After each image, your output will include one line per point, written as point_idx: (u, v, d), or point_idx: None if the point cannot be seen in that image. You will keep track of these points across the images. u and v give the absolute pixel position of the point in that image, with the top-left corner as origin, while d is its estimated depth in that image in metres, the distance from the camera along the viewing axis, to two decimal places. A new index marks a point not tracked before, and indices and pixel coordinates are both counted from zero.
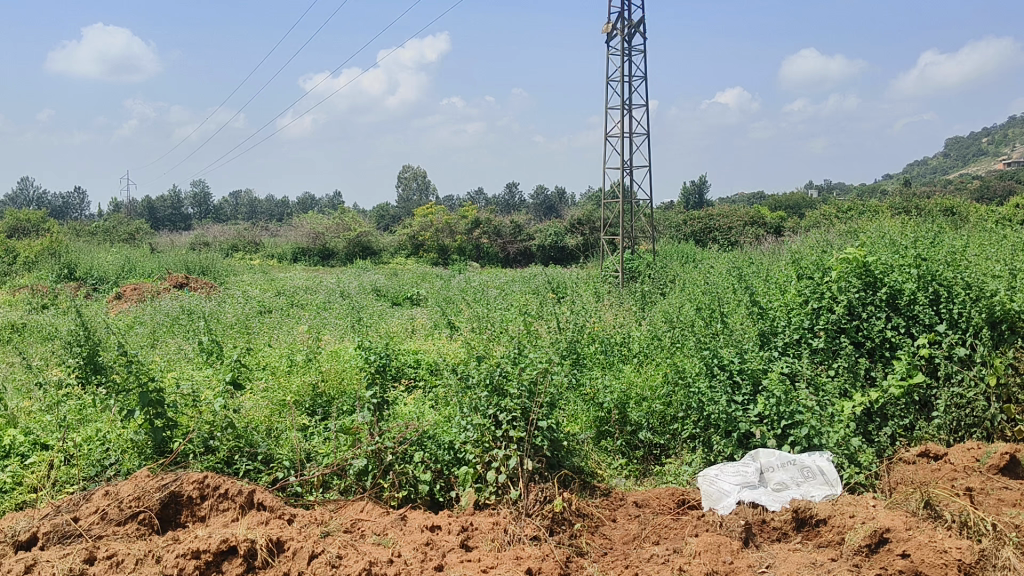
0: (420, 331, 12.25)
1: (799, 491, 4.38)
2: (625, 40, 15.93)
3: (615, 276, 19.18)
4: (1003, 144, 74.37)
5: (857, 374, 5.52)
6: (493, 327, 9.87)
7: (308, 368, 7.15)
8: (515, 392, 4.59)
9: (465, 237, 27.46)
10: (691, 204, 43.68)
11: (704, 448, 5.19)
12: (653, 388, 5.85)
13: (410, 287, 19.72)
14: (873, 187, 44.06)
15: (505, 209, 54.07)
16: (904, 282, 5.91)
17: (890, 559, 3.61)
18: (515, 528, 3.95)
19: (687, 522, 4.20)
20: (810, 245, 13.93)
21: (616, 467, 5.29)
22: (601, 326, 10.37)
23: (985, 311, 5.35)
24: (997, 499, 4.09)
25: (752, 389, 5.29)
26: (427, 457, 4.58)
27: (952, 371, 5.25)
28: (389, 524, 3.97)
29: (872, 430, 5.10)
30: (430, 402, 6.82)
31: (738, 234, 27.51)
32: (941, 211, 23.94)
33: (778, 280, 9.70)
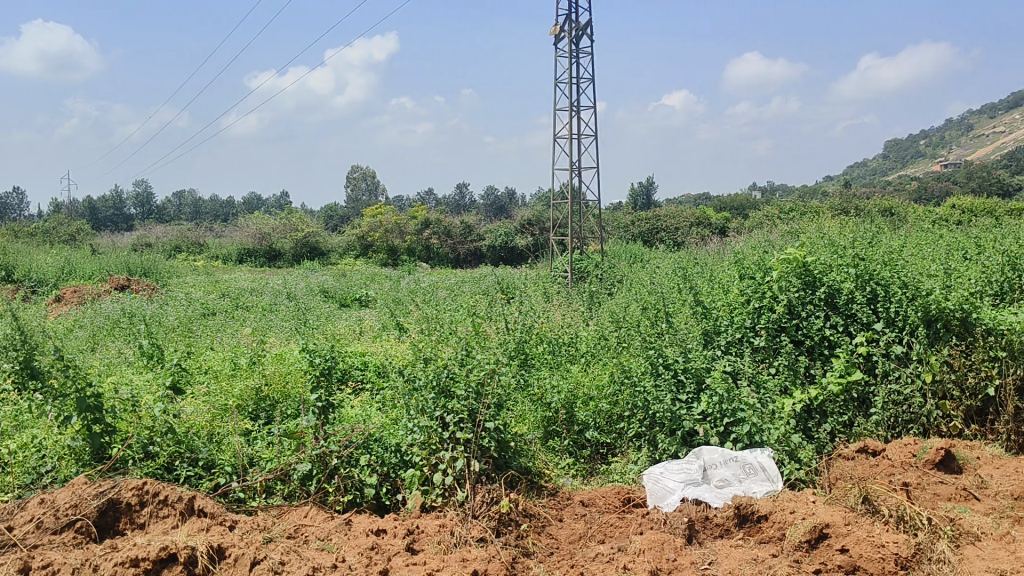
0: (368, 333, 12.16)
1: (740, 488, 4.42)
2: (573, 43, 16.21)
3: (564, 276, 19.30)
4: (940, 146, 76.54)
5: (797, 372, 5.60)
6: (441, 328, 9.86)
7: (252, 371, 7.00)
8: (463, 393, 4.57)
9: (414, 238, 27.30)
10: (639, 204, 44.14)
11: (650, 447, 5.24)
12: (599, 387, 5.90)
13: (359, 288, 19.57)
14: (814, 188, 45.09)
15: (455, 209, 54.02)
16: (842, 281, 5.94)
17: (829, 554, 3.65)
18: (461, 530, 3.93)
19: (631, 521, 4.22)
20: (753, 245, 14.19)
21: (563, 467, 5.29)
22: (548, 326, 10.44)
23: (920, 310, 5.50)
24: (932, 493, 4.27)
25: (696, 388, 5.33)
26: (374, 460, 4.54)
27: (889, 369, 5.38)
28: (334, 529, 3.92)
29: (812, 427, 5.19)
30: (378, 405, 6.73)
31: (685, 234, 27.86)
32: (879, 212, 24.56)
33: (722, 279, 9.82)
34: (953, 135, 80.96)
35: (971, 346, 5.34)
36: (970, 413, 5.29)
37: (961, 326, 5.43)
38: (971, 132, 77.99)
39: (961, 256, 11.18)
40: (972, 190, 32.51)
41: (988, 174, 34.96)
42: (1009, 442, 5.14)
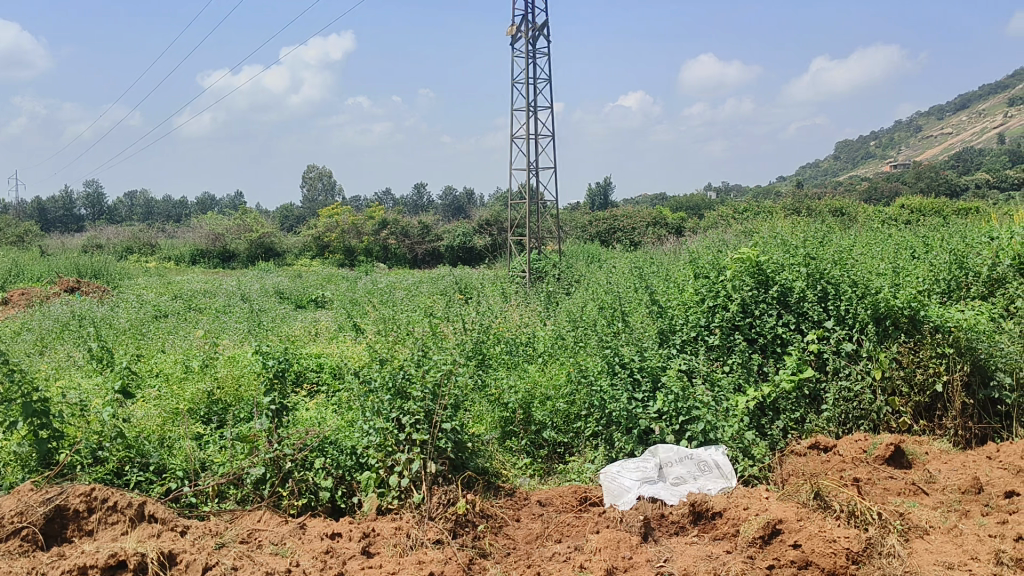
0: (324, 334, 12.00)
1: (696, 485, 4.44)
2: (530, 44, 16.26)
3: (522, 276, 19.26)
4: (891, 147, 77.97)
5: (750, 369, 5.63)
6: (397, 329, 9.77)
7: (204, 374, 6.84)
8: (419, 394, 4.47)
9: (371, 238, 27.06)
10: (596, 205, 44.24)
11: (607, 445, 5.24)
12: (557, 386, 5.88)
13: (315, 288, 19.35)
14: (770, 188, 45.63)
15: (413, 209, 53.72)
16: (793, 280, 5.97)
17: (782, 550, 3.64)
18: (416, 532, 3.87)
19: (589, 519, 4.21)
20: (708, 245, 14.30)
21: (520, 467, 5.25)
22: (505, 326, 10.39)
23: (869, 308, 5.47)
24: (882, 488, 4.35)
25: (652, 386, 5.33)
26: (329, 463, 4.45)
27: (839, 366, 5.44)
28: (288, 533, 3.84)
29: (765, 425, 5.21)
30: (334, 407, 6.62)
31: (642, 235, 28.01)
32: (831, 212, 24.95)
33: (677, 279, 9.85)
34: (903, 136, 82.54)
35: (919, 343, 5.37)
36: (919, 409, 5.35)
37: (909, 324, 5.44)
38: (920, 133, 79.63)
39: (910, 254, 11.38)
40: (921, 191, 33.16)
41: (937, 175, 35.66)
42: (957, 437, 5.21)
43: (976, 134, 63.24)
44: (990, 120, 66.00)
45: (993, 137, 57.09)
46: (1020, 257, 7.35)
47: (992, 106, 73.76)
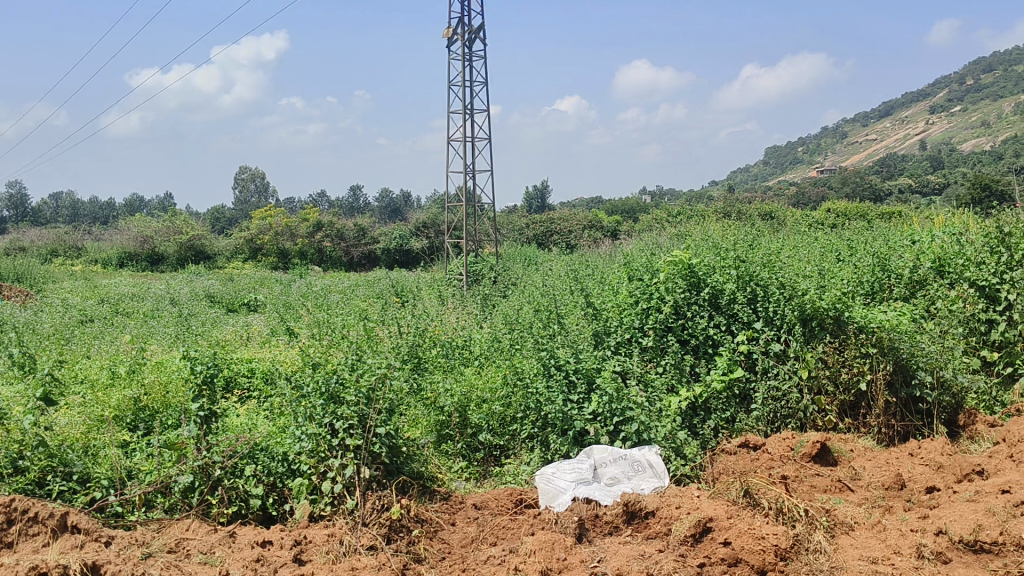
0: (256, 339, 11.76)
1: (630, 485, 4.46)
2: (464, 46, 16.29)
3: (459, 278, 19.13)
4: (818, 151, 79.98)
5: (683, 370, 5.68)
6: (331, 334, 9.63)
7: (130, 380, 6.60)
8: (352, 399, 4.34)
9: (306, 241, 26.53)
10: (533, 209, 44.32)
11: (541, 447, 5.25)
12: (492, 389, 5.87)
13: (247, 292, 18.96)
14: (701, 193, 46.38)
15: (349, 212, 53.09)
16: (724, 282, 5.97)
17: (713, 547, 3.64)
18: (351, 538, 3.82)
19: (523, 522, 4.17)
20: (641, 249, 14.47)
21: (456, 470, 5.23)
22: (441, 329, 10.32)
23: (796, 309, 5.63)
24: (809, 486, 4.44)
25: (587, 388, 5.33)
26: (259, 470, 4.36)
27: (768, 365, 5.54)
28: (217, 541, 3.75)
29: (697, 424, 5.30)
30: (266, 414, 6.45)
31: (578, 238, 28.20)
32: (760, 216, 25.45)
33: (611, 282, 9.92)
34: (830, 142, 84.69)
35: (844, 343, 5.51)
36: (844, 407, 5.46)
37: (834, 324, 5.58)
38: (846, 139, 81.88)
39: (835, 257, 11.67)
40: (847, 196, 34.12)
41: (860, 180, 36.69)
42: (880, 434, 5.35)
43: (899, 140, 65.30)
44: (912, 127, 68.24)
45: (915, 143, 59.06)
46: (939, 260, 7.40)
47: (914, 113, 76.27)
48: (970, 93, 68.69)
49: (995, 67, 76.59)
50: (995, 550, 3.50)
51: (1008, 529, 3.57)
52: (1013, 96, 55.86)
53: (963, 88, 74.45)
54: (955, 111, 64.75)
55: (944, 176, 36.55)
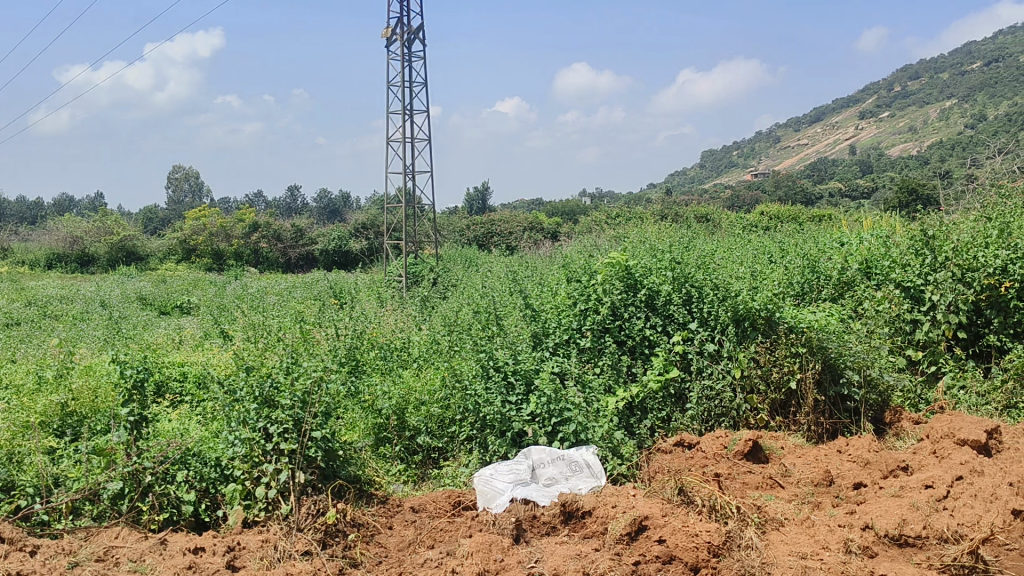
0: (189, 342, 11.51)
1: (567, 485, 4.47)
2: (404, 46, 16.21)
3: (399, 280, 19.00)
4: (754, 155, 81.54)
5: (620, 370, 5.70)
6: (267, 337, 9.49)
7: (57, 385, 6.38)
8: (288, 402, 4.30)
9: (241, 241, 25.93)
10: (474, 211, 44.24)
11: (480, 449, 5.23)
12: (430, 392, 5.73)
13: (180, 294, 18.57)
14: (639, 196, 46.88)
15: (287, 212, 52.38)
16: (660, 284, 6.05)
17: (648, 546, 3.67)
18: (285, 543, 3.74)
19: (461, 524, 4.14)
20: (580, 250, 14.59)
21: (393, 473, 5.19)
22: (380, 331, 10.24)
23: (730, 310, 5.75)
24: (741, 483, 4.52)
25: (525, 389, 5.41)
26: (192, 475, 4.21)
27: (702, 365, 5.64)
28: (147, 549, 3.62)
29: (634, 423, 5.32)
30: (198, 419, 6.31)
31: (518, 240, 28.29)
32: (697, 218, 25.87)
33: (549, 284, 9.96)
34: (765, 145, 86.47)
35: (775, 342, 5.64)
36: (775, 405, 5.58)
37: (766, 324, 5.73)
38: (780, 143, 83.66)
39: (766, 259, 11.93)
40: (779, 199, 34.81)
41: (794, 185, 37.61)
42: (811, 432, 5.44)
43: (830, 145, 67.04)
44: (842, 133, 70.04)
45: (845, 149, 60.74)
46: (866, 261, 7.64)
47: (844, 119, 78.27)
48: (898, 100, 70.88)
49: (921, 74, 79.01)
50: (919, 544, 3.65)
51: (930, 524, 3.73)
52: (938, 103, 57.69)
53: (891, 94, 76.61)
54: (884, 117, 66.62)
55: (872, 180, 37.60)
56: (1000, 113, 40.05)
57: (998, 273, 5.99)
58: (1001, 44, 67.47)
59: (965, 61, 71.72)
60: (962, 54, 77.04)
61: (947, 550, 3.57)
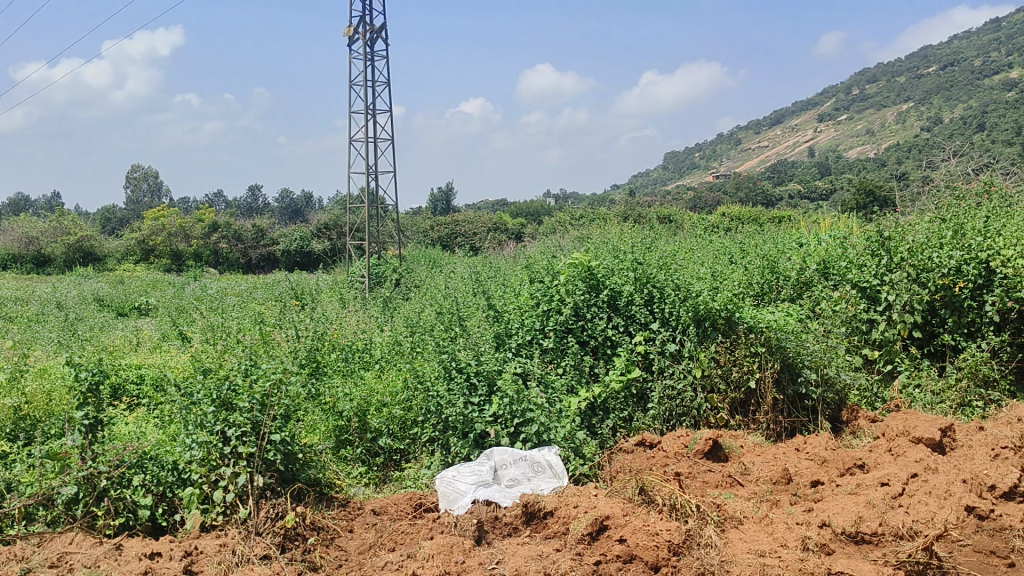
0: (147, 344, 11.27)
1: (529, 485, 4.43)
2: (366, 44, 16.06)
3: (362, 280, 18.82)
4: (716, 157, 82.29)
5: (582, 370, 5.65)
6: (226, 338, 9.32)
7: (8, 388, 6.19)
8: (246, 405, 4.15)
9: (201, 241, 25.50)
10: (438, 211, 44.06)
11: (442, 450, 5.13)
12: (393, 393, 5.64)
13: (138, 295, 18.22)
14: (601, 197, 47.06)
15: (248, 212, 51.76)
16: (622, 284, 6.04)
17: (609, 545, 3.64)
18: (243, 548, 3.60)
19: (422, 526, 4.00)
20: (543, 250, 14.58)
21: (355, 475, 5.02)
22: (341, 332, 10.10)
23: (691, 311, 5.69)
24: (701, 482, 4.47)
25: (488, 390, 5.29)
26: (148, 479, 4.03)
27: (664, 365, 5.61)
28: (102, 555, 3.48)
29: (596, 423, 5.29)
30: (155, 422, 6.16)
31: (482, 240, 28.23)
32: (659, 219, 26.03)
33: (513, 284, 9.91)
34: (727, 147, 87.31)
35: (735, 342, 5.62)
36: (735, 404, 5.55)
37: (726, 324, 5.70)
38: (742, 145, 84.53)
39: (727, 259, 12.01)
40: (740, 200, 35.13)
41: (754, 186, 38.00)
42: (769, 430, 5.44)
43: (790, 147, 67.85)
44: (802, 136, 70.95)
45: (805, 151, 61.52)
46: (824, 262, 7.58)
47: (804, 122, 79.31)
48: (856, 102, 71.98)
49: (878, 78, 80.31)
50: (876, 541, 3.62)
51: (886, 521, 3.70)
52: (895, 106, 58.68)
53: (849, 98, 77.83)
54: (843, 120, 67.63)
55: (831, 181, 38.08)
56: (954, 116, 40.86)
57: (952, 274, 6.07)
58: (955, 49, 68.86)
59: (921, 65, 73.06)
60: (918, 58, 78.47)
61: (902, 547, 3.54)
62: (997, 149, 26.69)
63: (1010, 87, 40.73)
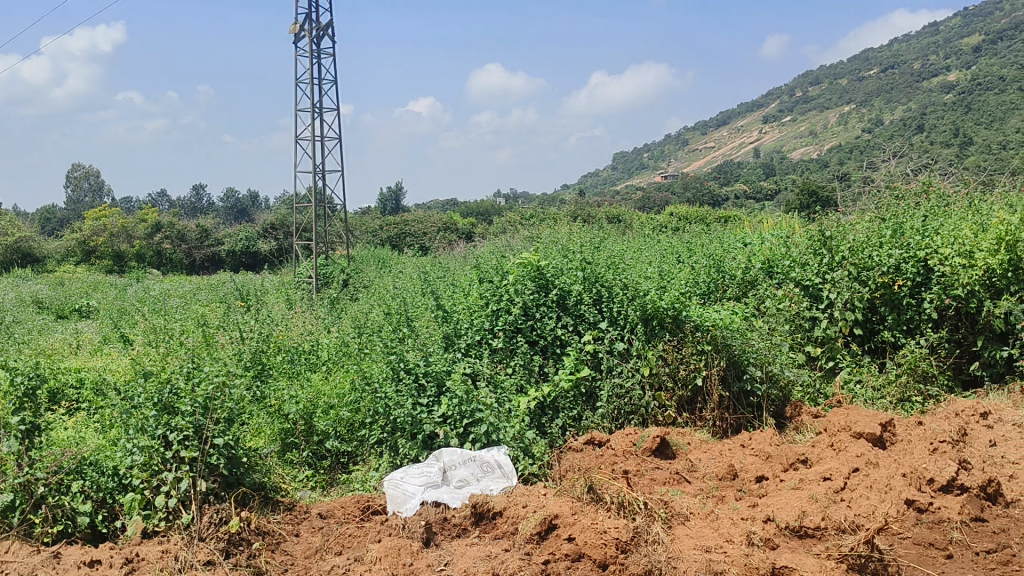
0: (87, 347, 10.92)
1: (478, 487, 4.33)
2: (312, 42, 15.74)
3: (309, 281, 18.52)
4: (665, 157, 83.01)
5: (532, 370, 5.59)
6: (167, 341, 9.06)
7: None
8: (188, 408, 3.91)
9: (144, 242, 24.90)
10: (387, 212, 43.65)
11: (390, 453, 4.95)
12: (340, 395, 5.44)
13: (79, 297, 17.69)
14: (550, 198, 47.11)
15: (193, 212, 50.79)
16: (571, 283, 5.98)
17: (558, 544, 3.56)
18: (186, 553, 3.39)
19: (370, 528, 3.85)
20: (493, 250, 14.51)
21: (301, 479, 4.85)
22: (287, 334, 9.89)
23: (639, 309, 5.65)
24: (649, 479, 4.41)
25: (437, 391, 5.13)
26: (87, 485, 3.81)
27: (613, 364, 5.55)
28: (39, 563, 3.34)
29: (545, 423, 5.21)
30: (93, 426, 5.93)
31: (432, 240, 28.04)
32: (608, 219, 26.14)
33: (462, 283, 9.80)
34: (676, 147, 88.16)
35: (682, 341, 5.57)
36: (682, 402, 5.52)
37: (673, 323, 5.63)
38: (690, 147, 85.37)
39: (675, 259, 12.04)
40: (686, 201, 35.41)
41: (702, 187, 38.39)
42: (715, 427, 5.42)
43: (736, 149, 68.74)
44: (748, 137, 71.92)
45: (751, 152, 62.36)
46: (768, 261, 7.55)
47: (750, 123, 80.44)
48: (800, 104, 73.21)
49: (820, 80, 81.75)
50: (818, 535, 3.62)
51: (828, 514, 3.71)
52: (837, 108, 59.77)
53: (793, 100, 79.18)
54: (786, 121, 68.69)
55: (776, 182, 38.60)
56: (894, 118, 41.73)
57: (891, 273, 6.13)
58: (895, 53, 70.40)
59: (862, 68, 74.58)
60: (860, 61, 80.06)
61: (845, 540, 3.52)
62: (933, 150, 27.28)
63: (947, 90, 41.72)
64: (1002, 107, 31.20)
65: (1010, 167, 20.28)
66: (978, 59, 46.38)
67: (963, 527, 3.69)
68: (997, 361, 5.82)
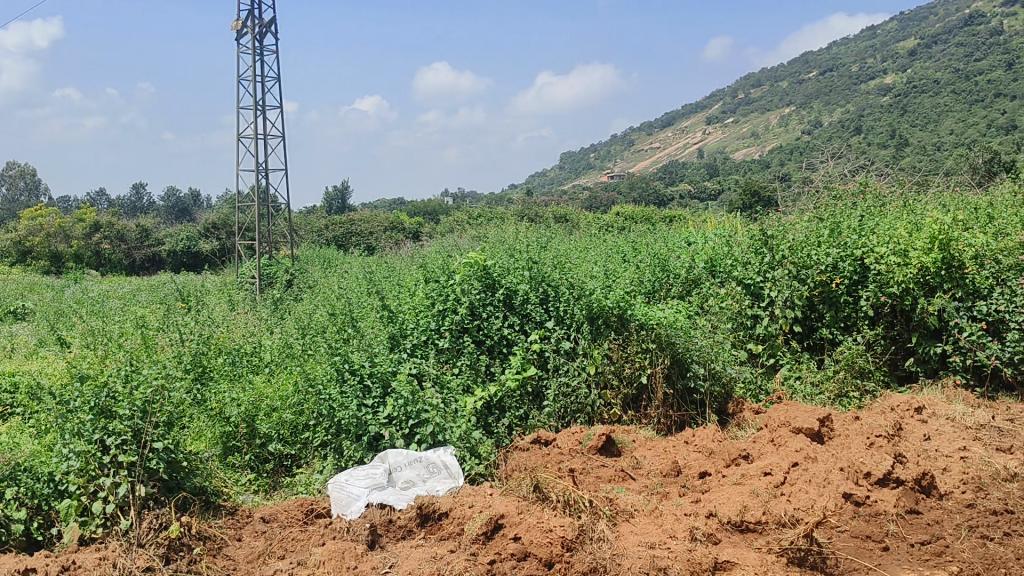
0: (21, 350, 10.56)
1: (424, 488, 4.19)
2: (255, 39, 15.44)
3: (252, 282, 18.21)
4: (612, 157, 83.60)
5: (478, 369, 5.50)
6: (103, 344, 8.80)
7: None
8: (126, 412, 3.77)
9: (82, 242, 24.14)
10: (332, 211, 43.20)
11: (335, 455, 4.83)
12: (283, 396, 5.33)
13: (14, 299, 17.12)
14: (497, 198, 47.11)
15: (133, 212, 49.64)
16: (518, 283, 5.99)
17: (503, 544, 3.50)
18: (125, 560, 3.27)
19: (313, 532, 3.76)
20: (439, 250, 14.45)
21: (243, 483, 4.73)
22: (228, 335, 9.70)
23: (585, 308, 5.68)
24: (594, 477, 4.40)
25: (382, 392, 4.93)
26: (21, 492, 3.63)
27: (559, 363, 5.52)
28: None
29: (491, 423, 5.14)
30: (26, 433, 5.73)
31: (378, 240, 27.81)
32: (553, 218, 26.24)
33: (407, 284, 9.71)
34: (623, 147, 88.84)
35: (626, 340, 5.59)
36: (627, 400, 5.51)
37: (618, 322, 5.67)
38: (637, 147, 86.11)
39: (619, 258, 12.10)
40: (632, 201, 35.72)
41: (647, 187, 38.77)
42: (660, 424, 5.41)
43: (682, 149, 69.51)
44: (693, 137, 72.84)
45: (695, 152, 63.16)
46: (710, 260, 7.58)
47: (695, 124, 81.46)
48: (744, 105, 74.35)
49: (763, 82, 83.18)
50: (758, 529, 3.66)
51: (769, 509, 3.75)
52: (779, 109, 60.87)
53: (737, 101, 80.43)
54: (730, 122, 69.71)
55: (719, 183, 39.15)
56: (833, 120, 42.64)
57: (830, 271, 6.23)
58: (834, 55, 72.00)
59: (803, 71, 76.06)
60: (801, 63, 81.69)
61: (785, 534, 3.58)
62: (870, 151, 27.96)
63: (883, 92, 42.77)
64: (936, 109, 32.08)
65: (941, 168, 20.86)
66: (912, 63, 47.67)
67: (899, 519, 3.76)
68: (931, 357, 5.91)
